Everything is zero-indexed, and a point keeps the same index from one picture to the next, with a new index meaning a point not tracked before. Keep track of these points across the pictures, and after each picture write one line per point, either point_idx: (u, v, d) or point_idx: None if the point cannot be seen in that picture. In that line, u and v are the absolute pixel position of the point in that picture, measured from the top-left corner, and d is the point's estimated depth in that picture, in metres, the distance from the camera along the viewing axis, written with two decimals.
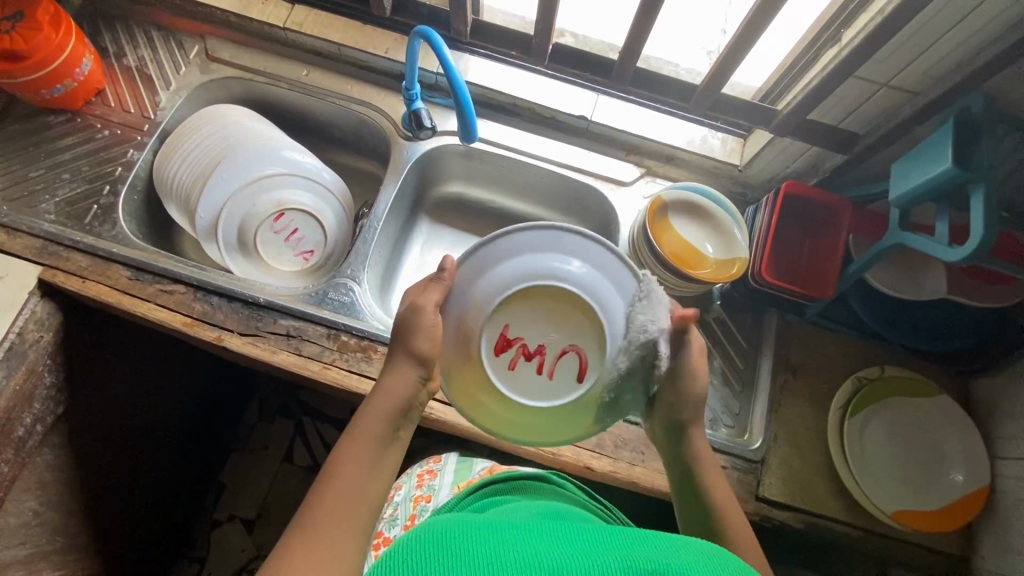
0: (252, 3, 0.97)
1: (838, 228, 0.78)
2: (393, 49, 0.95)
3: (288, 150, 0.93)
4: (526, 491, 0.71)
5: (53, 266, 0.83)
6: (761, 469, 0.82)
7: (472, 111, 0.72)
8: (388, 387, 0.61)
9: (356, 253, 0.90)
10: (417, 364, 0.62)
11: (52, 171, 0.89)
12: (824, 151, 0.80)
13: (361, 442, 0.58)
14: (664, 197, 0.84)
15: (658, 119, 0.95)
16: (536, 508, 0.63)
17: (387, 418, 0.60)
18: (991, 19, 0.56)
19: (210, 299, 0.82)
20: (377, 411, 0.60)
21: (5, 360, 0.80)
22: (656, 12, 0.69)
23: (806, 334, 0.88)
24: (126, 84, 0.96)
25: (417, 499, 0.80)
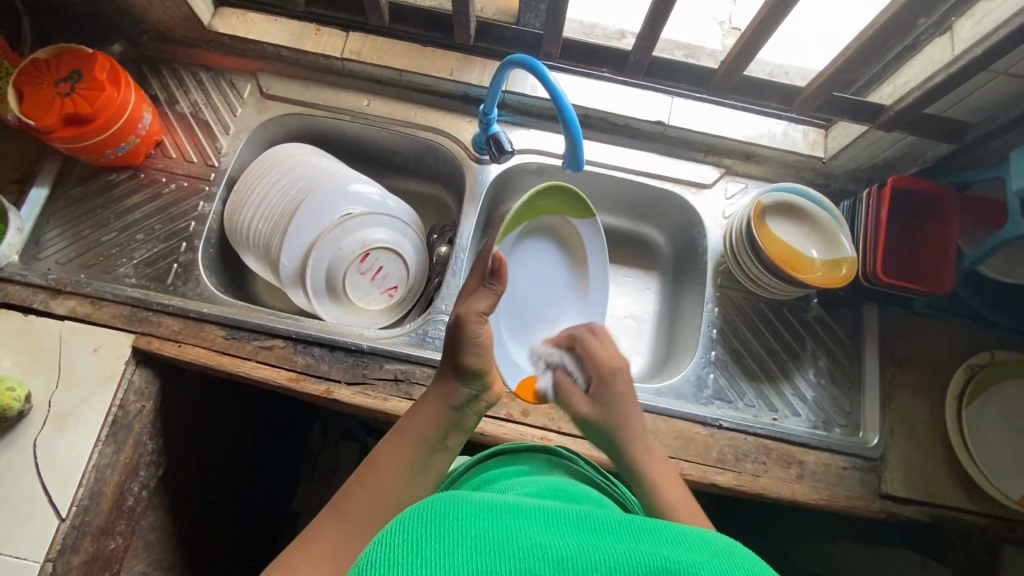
0: (305, 35, 0.92)
1: (949, 219, 0.77)
2: (458, 70, 0.92)
3: (360, 185, 0.90)
4: (537, 460, 0.67)
5: (146, 333, 0.80)
6: (881, 466, 0.81)
7: (581, 137, 0.69)
8: (432, 398, 0.64)
9: (448, 287, 0.88)
10: (462, 379, 0.65)
11: (125, 232, 0.87)
12: (926, 142, 0.78)
13: (395, 441, 0.61)
14: (763, 201, 0.82)
15: (736, 117, 0.92)
16: (537, 485, 0.58)
17: (432, 420, 0.63)
18: None
19: (312, 350, 0.81)
20: (425, 415, 0.63)
21: (112, 436, 0.78)
22: (778, 24, 0.66)
23: (908, 324, 0.87)
24: (185, 133, 0.92)
25: None
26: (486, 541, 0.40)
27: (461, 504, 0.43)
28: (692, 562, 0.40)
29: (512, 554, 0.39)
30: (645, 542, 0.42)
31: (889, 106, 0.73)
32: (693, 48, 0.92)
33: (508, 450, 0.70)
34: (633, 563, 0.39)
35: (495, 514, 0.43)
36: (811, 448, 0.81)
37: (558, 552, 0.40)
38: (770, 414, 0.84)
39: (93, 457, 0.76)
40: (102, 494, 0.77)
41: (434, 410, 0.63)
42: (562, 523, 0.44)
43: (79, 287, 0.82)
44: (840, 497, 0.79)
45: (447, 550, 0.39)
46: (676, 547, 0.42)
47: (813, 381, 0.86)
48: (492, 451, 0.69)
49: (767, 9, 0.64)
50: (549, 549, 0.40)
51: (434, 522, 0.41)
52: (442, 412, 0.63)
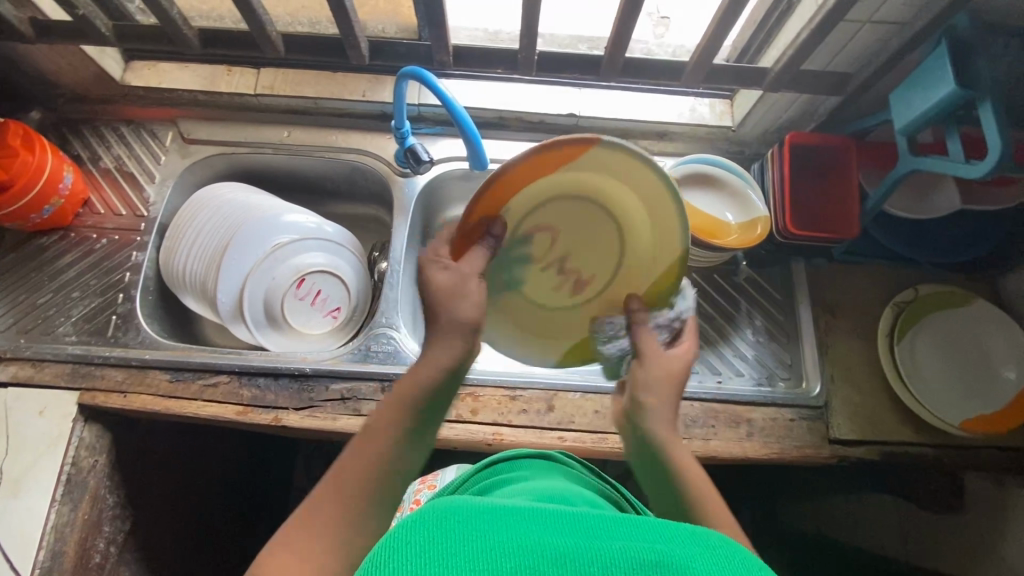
0: (217, 77, 0.94)
1: (848, 165, 0.80)
2: (370, 90, 0.94)
3: (290, 213, 0.92)
4: (532, 467, 0.68)
5: (90, 388, 0.81)
6: (826, 413, 0.83)
7: (479, 139, 0.73)
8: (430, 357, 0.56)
9: (387, 301, 0.90)
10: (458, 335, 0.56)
11: (60, 292, 0.88)
12: (816, 97, 0.81)
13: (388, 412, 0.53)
14: (673, 175, 0.84)
15: (644, 100, 0.95)
16: (539, 487, 0.59)
17: (428, 372, 0.55)
18: None
19: (257, 382, 0.82)
20: (414, 379, 0.55)
21: (68, 494, 0.78)
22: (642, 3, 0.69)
23: (836, 273, 0.90)
24: (111, 188, 0.94)
25: (421, 488, 0.86)
26: (481, 538, 0.38)
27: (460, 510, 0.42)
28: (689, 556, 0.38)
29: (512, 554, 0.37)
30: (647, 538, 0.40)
31: (771, 69, 0.77)
32: (597, 40, 0.96)
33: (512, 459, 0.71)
34: (626, 556, 0.37)
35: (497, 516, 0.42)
36: (757, 405, 0.83)
37: (558, 551, 0.38)
38: (714, 377, 0.86)
39: (50, 519, 0.76)
40: (63, 553, 0.77)
41: (433, 374, 0.55)
42: (562, 523, 0.42)
43: (18, 352, 0.83)
44: (790, 448, 0.81)
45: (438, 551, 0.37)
46: (675, 541, 0.40)
47: (752, 341, 0.88)
48: (490, 459, 0.71)
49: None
50: (550, 551, 0.38)
51: (434, 518, 0.40)
52: (436, 376, 0.55)
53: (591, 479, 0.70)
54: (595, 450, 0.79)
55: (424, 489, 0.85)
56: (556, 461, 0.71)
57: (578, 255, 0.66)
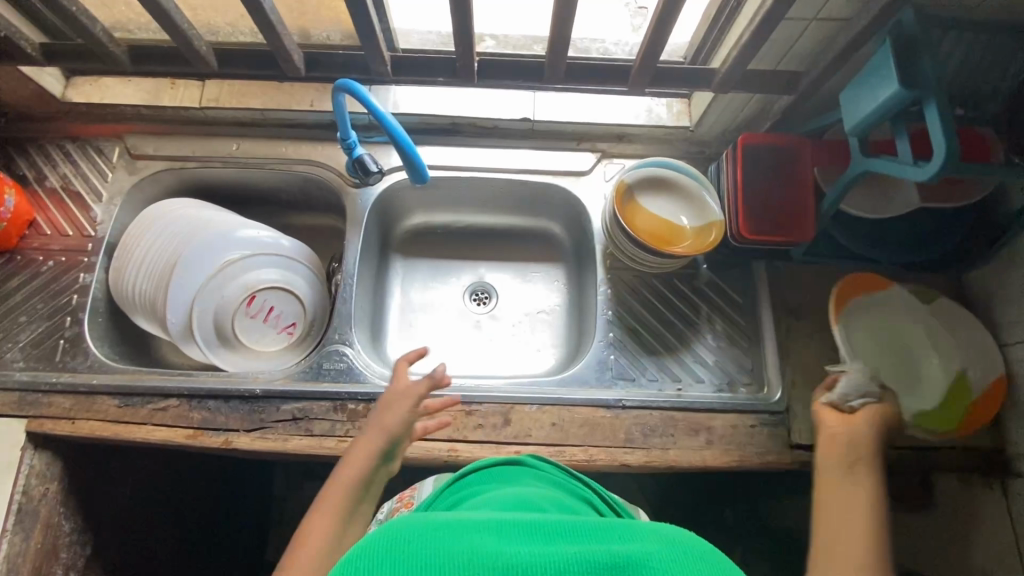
0: (161, 91, 0.92)
1: (802, 164, 0.78)
2: (318, 100, 0.92)
3: (240, 229, 0.90)
4: (496, 476, 0.64)
5: (37, 415, 0.80)
6: (788, 417, 0.82)
7: (416, 151, 0.72)
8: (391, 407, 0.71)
9: (340, 315, 0.88)
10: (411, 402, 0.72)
11: (7, 317, 0.86)
12: (769, 96, 0.79)
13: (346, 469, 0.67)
14: (625, 180, 0.82)
15: (599, 102, 0.93)
16: (505, 497, 0.55)
17: (360, 466, 0.67)
18: None
19: (207, 404, 0.80)
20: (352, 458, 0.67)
21: (19, 524, 0.77)
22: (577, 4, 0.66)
23: (797, 275, 0.88)
24: (57, 207, 0.92)
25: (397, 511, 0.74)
26: (439, 557, 0.38)
27: (411, 528, 0.40)
28: (645, 556, 0.40)
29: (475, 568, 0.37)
30: (601, 539, 0.42)
31: (720, 69, 0.74)
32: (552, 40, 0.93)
33: (484, 465, 0.67)
34: (584, 561, 0.39)
35: (450, 528, 0.41)
36: (716, 412, 0.82)
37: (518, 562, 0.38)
38: (674, 385, 0.85)
39: (1, 549, 0.76)
40: None
41: (360, 458, 0.67)
42: (514, 529, 0.42)
43: None
44: (751, 455, 0.80)
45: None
46: (630, 540, 0.42)
47: (713, 346, 0.87)
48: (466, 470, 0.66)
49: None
50: (509, 562, 0.38)
51: (391, 540, 0.39)
52: (391, 430, 0.70)
53: (566, 482, 0.67)
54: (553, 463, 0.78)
55: (400, 509, 0.73)
56: (527, 466, 0.67)
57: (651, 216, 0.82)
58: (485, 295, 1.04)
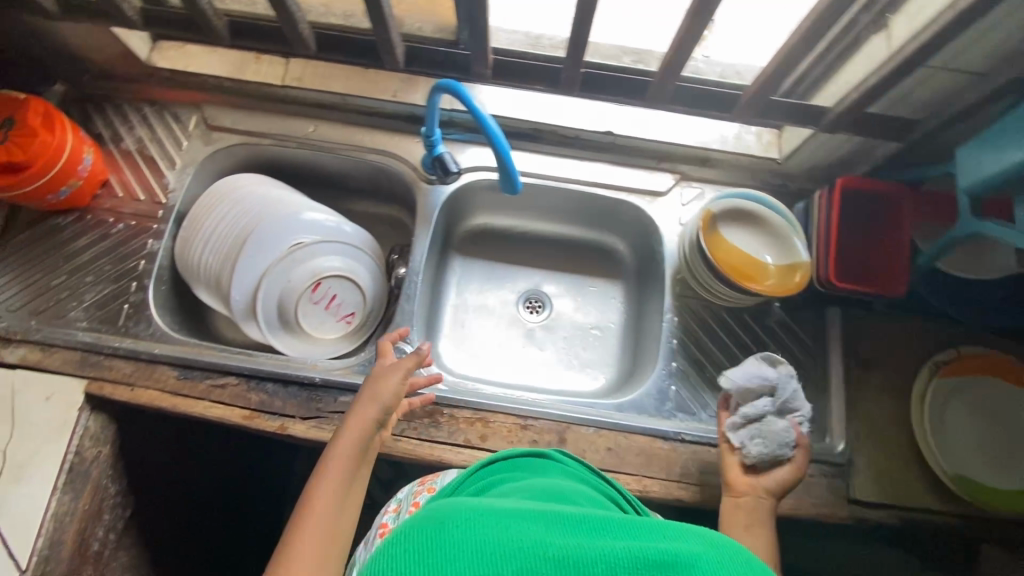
0: (245, 64, 0.91)
1: (902, 216, 0.75)
2: (402, 91, 0.91)
3: (311, 213, 0.89)
4: (522, 468, 0.64)
5: (98, 378, 0.80)
6: (849, 471, 0.80)
7: (513, 160, 0.70)
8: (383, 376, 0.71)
9: (403, 312, 0.88)
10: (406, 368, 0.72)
11: (74, 276, 0.86)
12: (873, 141, 0.76)
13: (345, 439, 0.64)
14: (712, 209, 0.80)
15: (685, 123, 0.91)
16: (536, 488, 0.56)
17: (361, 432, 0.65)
18: None
19: (265, 387, 0.80)
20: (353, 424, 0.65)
21: (70, 483, 0.78)
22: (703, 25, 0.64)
23: (871, 325, 0.85)
24: (131, 170, 0.91)
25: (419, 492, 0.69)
26: (482, 540, 0.41)
27: (454, 512, 0.44)
28: (689, 554, 0.41)
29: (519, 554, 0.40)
30: (644, 535, 0.43)
31: (831, 108, 0.71)
32: (643, 52, 0.81)
33: (505, 454, 0.66)
34: (628, 557, 0.41)
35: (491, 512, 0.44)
36: None
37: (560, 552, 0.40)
38: None
39: (50, 507, 0.76)
40: (63, 543, 0.77)
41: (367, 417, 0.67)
42: (556, 519, 0.45)
43: (29, 334, 0.82)
44: (807, 505, 0.78)
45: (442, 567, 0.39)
46: (672, 540, 0.43)
47: None
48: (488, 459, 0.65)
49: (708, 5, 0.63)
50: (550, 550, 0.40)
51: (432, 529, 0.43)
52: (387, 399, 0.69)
53: (598, 487, 0.65)
54: None
55: (422, 492, 0.68)
56: (551, 459, 0.66)
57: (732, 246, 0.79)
58: (540, 304, 1.02)
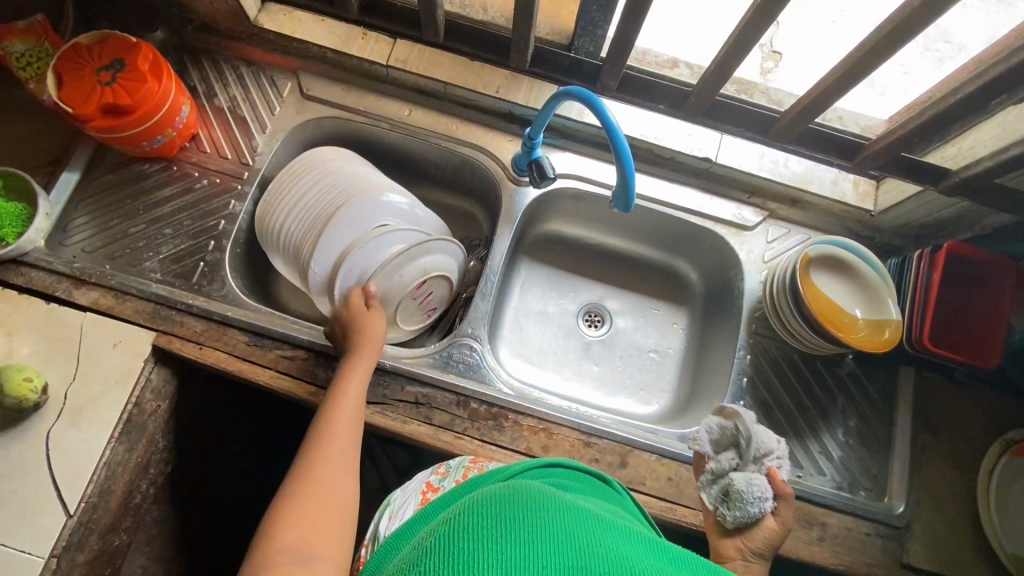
0: (351, 38, 0.90)
1: (1002, 289, 0.74)
2: (505, 87, 0.89)
3: (396, 197, 0.88)
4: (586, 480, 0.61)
5: (167, 332, 0.79)
6: (906, 535, 0.79)
7: (632, 174, 0.70)
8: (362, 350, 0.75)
9: (475, 310, 0.87)
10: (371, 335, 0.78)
11: (152, 226, 0.85)
12: (985, 209, 0.75)
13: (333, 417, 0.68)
14: (809, 253, 0.79)
15: (783, 161, 0.89)
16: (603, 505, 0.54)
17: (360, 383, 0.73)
18: None
19: (333, 365, 0.79)
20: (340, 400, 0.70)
21: (126, 434, 0.77)
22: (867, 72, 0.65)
23: (943, 391, 0.85)
24: (221, 128, 0.90)
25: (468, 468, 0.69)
26: (561, 531, 0.38)
27: (532, 499, 0.42)
28: None
29: (598, 552, 0.37)
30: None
31: (955, 172, 0.70)
32: (745, 83, 0.87)
33: (568, 461, 0.63)
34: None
35: (572, 515, 0.42)
36: (834, 510, 0.79)
37: (642, 563, 0.37)
38: (794, 470, 0.82)
39: (105, 456, 0.75)
40: (112, 492, 0.76)
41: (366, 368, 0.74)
42: (634, 539, 0.42)
43: (103, 278, 0.81)
44: (860, 563, 0.77)
45: (519, 539, 0.37)
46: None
47: (841, 441, 0.83)
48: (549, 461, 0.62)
49: (858, 55, 0.63)
50: (632, 560, 0.37)
51: (457, 531, 0.39)
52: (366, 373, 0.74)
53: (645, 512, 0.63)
54: (662, 518, 0.76)
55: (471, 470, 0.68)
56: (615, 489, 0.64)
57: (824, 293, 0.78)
58: (601, 319, 1.01)
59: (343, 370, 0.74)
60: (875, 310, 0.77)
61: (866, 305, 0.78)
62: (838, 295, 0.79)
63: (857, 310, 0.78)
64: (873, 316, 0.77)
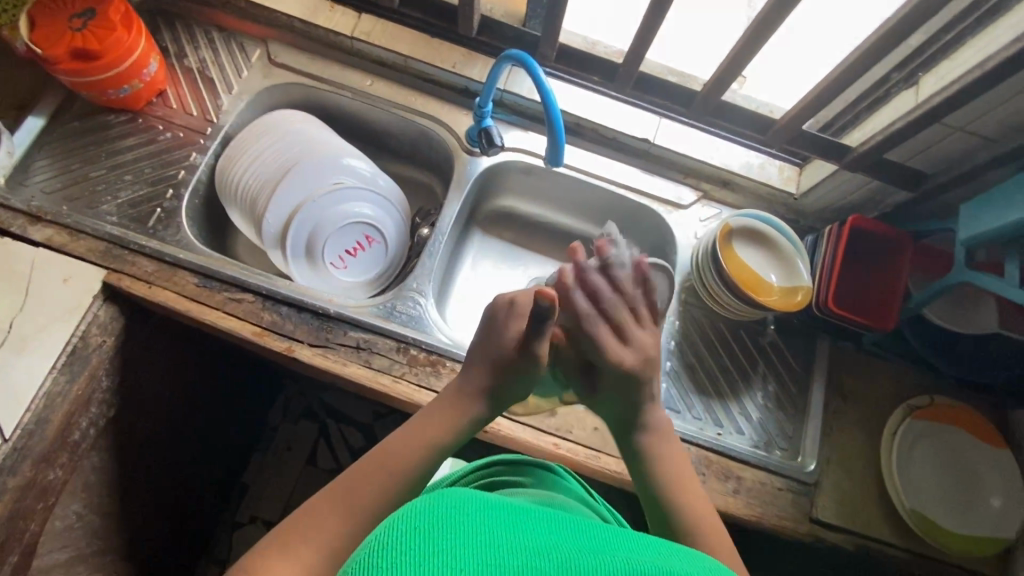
0: (319, 10, 0.96)
1: (900, 261, 0.81)
2: (461, 64, 0.95)
3: (353, 159, 0.93)
4: (529, 474, 0.68)
5: (119, 270, 0.82)
6: (814, 491, 0.84)
7: (563, 135, 0.76)
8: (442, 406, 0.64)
9: (422, 268, 0.91)
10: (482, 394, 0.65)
11: (113, 172, 0.88)
12: (886, 188, 0.83)
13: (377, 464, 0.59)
14: (730, 224, 0.85)
15: (717, 145, 0.96)
16: (535, 496, 0.58)
17: (423, 438, 0.61)
18: None
19: (279, 309, 0.83)
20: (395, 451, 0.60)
21: (68, 365, 0.78)
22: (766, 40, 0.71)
23: (856, 361, 0.91)
24: (188, 87, 0.95)
25: None
26: (487, 537, 0.39)
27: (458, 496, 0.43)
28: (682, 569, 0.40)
29: (523, 553, 0.38)
30: (645, 551, 0.42)
31: (854, 149, 0.78)
32: (688, 76, 0.94)
33: (506, 459, 0.71)
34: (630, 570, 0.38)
35: (502, 511, 0.42)
36: (749, 465, 0.84)
37: (561, 554, 0.39)
38: (715, 428, 0.86)
39: (45, 385, 0.77)
40: (49, 421, 0.77)
41: (446, 425, 0.63)
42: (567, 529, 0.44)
43: (60, 217, 0.84)
44: (771, 516, 0.81)
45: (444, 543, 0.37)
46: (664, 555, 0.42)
47: (760, 403, 0.89)
48: (491, 460, 0.71)
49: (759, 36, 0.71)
50: (552, 551, 0.39)
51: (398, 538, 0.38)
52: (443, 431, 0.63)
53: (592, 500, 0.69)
54: (585, 464, 0.80)
55: None
56: (561, 477, 0.70)
57: (741, 262, 0.84)
58: None
59: (412, 421, 0.64)
60: (786, 277, 0.84)
61: (780, 272, 0.84)
62: (756, 265, 0.85)
63: (772, 277, 0.84)
64: (786, 283, 0.84)
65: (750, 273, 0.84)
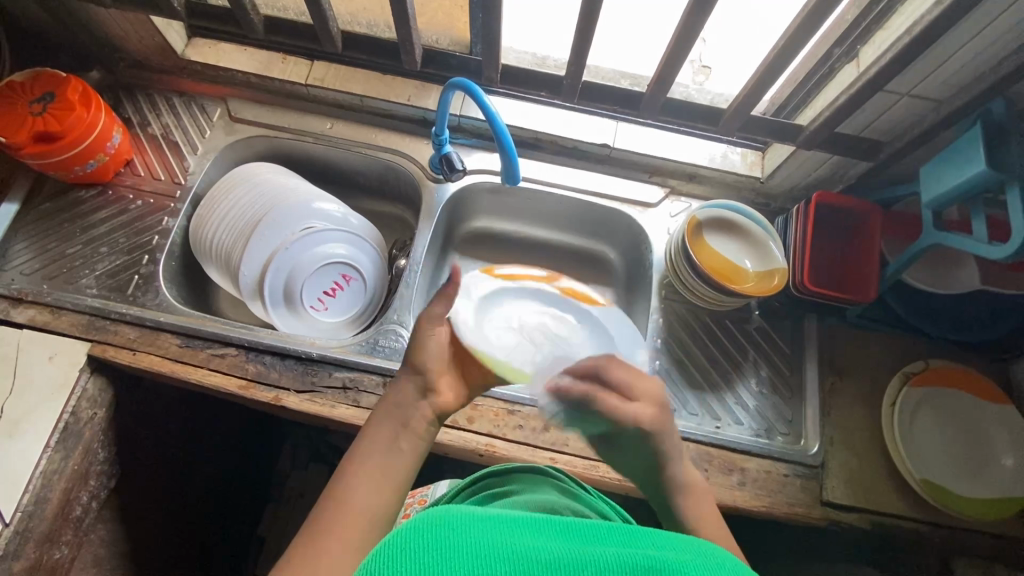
0: (272, 63, 0.98)
1: (871, 233, 0.81)
2: (416, 96, 0.97)
3: (320, 202, 0.94)
4: (521, 480, 0.66)
5: (102, 341, 0.83)
6: (821, 473, 0.82)
7: (515, 155, 0.77)
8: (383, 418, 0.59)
9: (401, 299, 0.92)
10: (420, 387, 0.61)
11: (89, 246, 0.90)
12: (847, 161, 0.83)
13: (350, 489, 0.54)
14: (697, 215, 0.86)
15: (677, 141, 0.97)
16: (529, 499, 0.58)
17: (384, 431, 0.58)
18: (991, 43, 0.60)
19: (263, 359, 0.83)
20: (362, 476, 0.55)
21: (62, 442, 0.79)
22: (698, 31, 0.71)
23: (846, 336, 0.90)
24: (154, 153, 0.97)
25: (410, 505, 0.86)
26: (476, 544, 0.40)
27: (451, 509, 0.44)
28: (677, 560, 0.40)
29: (506, 560, 0.39)
30: (642, 546, 0.42)
31: (807, 127, 0.79)
32: (639, 77, 0.95)
33: (494, 475, 0.69)
34: (619, 563, 0.40)
35: (492, 521, 0.44)
36: (752, 455, 0.83)
37: (549, 555, 0.40)
38: (713, 422, 0.85)
39: (40, 463, 0.77)
40: (47, 500, 0.78)
41: (386, 440, 0.57)
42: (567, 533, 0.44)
43: (40, 296, 0.85)
44: (780, 504, 0.80)
45: (438, 557, 0.39)
46: (665, 547, 0.42)
47: (755, 391, 0.88)
48: (482, 475, 0.69)
49: (681, 33, 0.72)
50: (541, 554, 0.40)
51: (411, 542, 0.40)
52: (392, 434, 0.58)
53: (580, 492, 0.68)
54: (585, 476, 0.79)
55: (413, 504, 0.85)
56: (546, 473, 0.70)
57: (713, 251, 0.84)
58: None
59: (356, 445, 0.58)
60: (763, 260, 0.84)
61: (755, 256, 0.84)
62: (731, 253, 0.85)
63: (747, 263, 0.84)
64: (763, 266, 0.83)
65: (722, 263, 0.84)
